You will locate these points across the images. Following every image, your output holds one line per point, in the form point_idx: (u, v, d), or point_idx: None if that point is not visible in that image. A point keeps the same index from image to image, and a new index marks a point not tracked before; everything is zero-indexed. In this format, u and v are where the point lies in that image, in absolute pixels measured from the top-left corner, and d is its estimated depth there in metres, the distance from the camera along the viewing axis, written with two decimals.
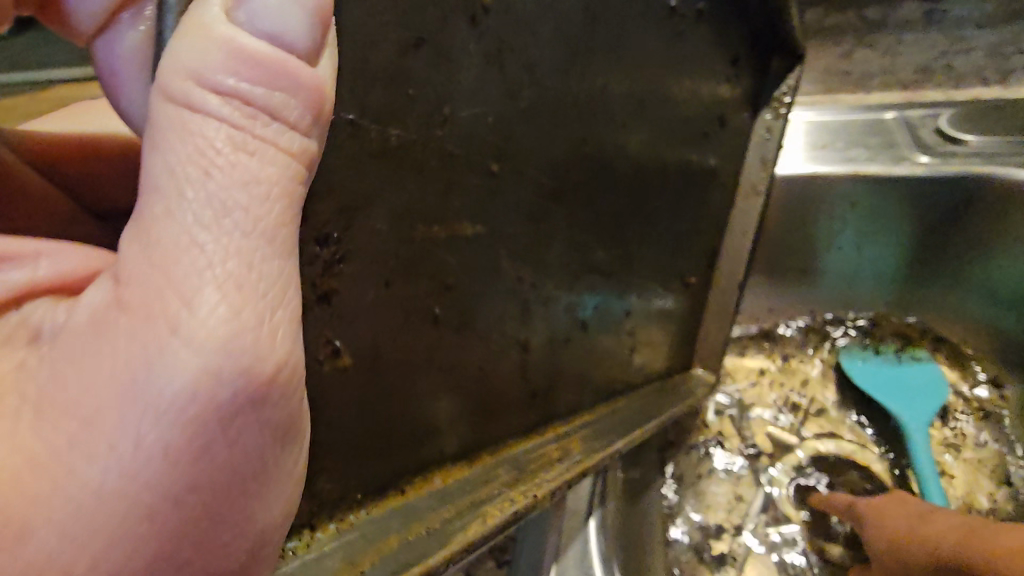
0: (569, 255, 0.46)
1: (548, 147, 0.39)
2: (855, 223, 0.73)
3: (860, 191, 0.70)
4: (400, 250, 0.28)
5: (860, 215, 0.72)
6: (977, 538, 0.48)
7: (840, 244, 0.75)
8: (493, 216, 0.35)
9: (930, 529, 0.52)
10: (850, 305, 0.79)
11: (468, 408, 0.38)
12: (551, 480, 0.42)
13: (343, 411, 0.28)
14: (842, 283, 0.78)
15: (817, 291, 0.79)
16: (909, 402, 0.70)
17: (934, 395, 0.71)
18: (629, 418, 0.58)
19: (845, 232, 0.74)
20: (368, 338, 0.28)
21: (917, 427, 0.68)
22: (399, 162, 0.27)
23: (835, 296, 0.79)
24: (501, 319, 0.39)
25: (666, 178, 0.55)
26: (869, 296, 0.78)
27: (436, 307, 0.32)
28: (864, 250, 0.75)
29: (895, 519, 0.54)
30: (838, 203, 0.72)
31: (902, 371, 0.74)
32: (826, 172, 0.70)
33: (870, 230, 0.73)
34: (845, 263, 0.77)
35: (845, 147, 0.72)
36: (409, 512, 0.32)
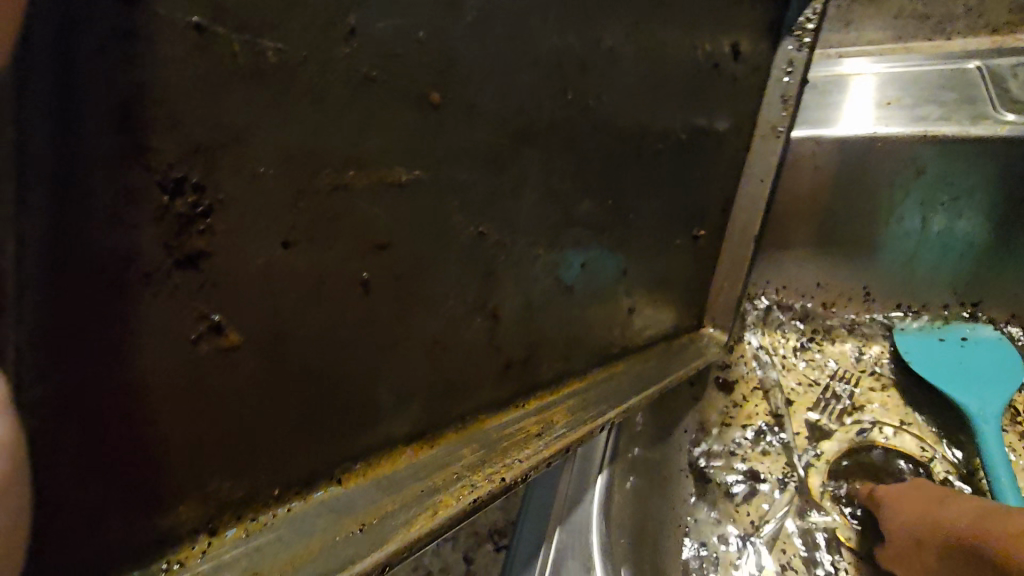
0: (548, 207, 0.40)
1: (511, 77, 0.33)
2: (921, 188, 0.59)
3: (928, 154, 0.58)
4: (300, 201, 0.23)
5: (928, 181, 0.59)
6: (990, 517, 0.45)
7: (903, 215, 0.61)
8: (440, 159, 0.29)
9: (944, 511, 0.49)
10: (910, 290, 0.67)
11: (420, 387, 0.33)
12: (523, 461, 0.37)
13: (238, 400, 0.23)
14: (902, 260, 0.65)
15: (875, 268, 0.66)
16: (976, 391, 0.62)
17: (1005, 381, 0.63)
18: (632, 382, 0.52)
19: (908, 199, 0.60)
20: (265, 311, 0.23)
21: (987, 418, 0.60)
22: (281, 84, 0.21)
23: (893, 278, 0.66)
24: (457, 282, 0.33)
25: (672, 127, 0.49)
26: (931, 282, 0.66)
27: (364, 272, 0.27)
28: (931, 223, 0.61)
29: (909, 507, 0.51)
30: (900, 168, 0.59)
31: (968, 354, 0.65)
32: (889, 132, 0.58)
33: (940, 196, 0.59)
34: (906, 240, 0.63)
35: (913, 102, 0.60)
36: (341, 507, 0.27)
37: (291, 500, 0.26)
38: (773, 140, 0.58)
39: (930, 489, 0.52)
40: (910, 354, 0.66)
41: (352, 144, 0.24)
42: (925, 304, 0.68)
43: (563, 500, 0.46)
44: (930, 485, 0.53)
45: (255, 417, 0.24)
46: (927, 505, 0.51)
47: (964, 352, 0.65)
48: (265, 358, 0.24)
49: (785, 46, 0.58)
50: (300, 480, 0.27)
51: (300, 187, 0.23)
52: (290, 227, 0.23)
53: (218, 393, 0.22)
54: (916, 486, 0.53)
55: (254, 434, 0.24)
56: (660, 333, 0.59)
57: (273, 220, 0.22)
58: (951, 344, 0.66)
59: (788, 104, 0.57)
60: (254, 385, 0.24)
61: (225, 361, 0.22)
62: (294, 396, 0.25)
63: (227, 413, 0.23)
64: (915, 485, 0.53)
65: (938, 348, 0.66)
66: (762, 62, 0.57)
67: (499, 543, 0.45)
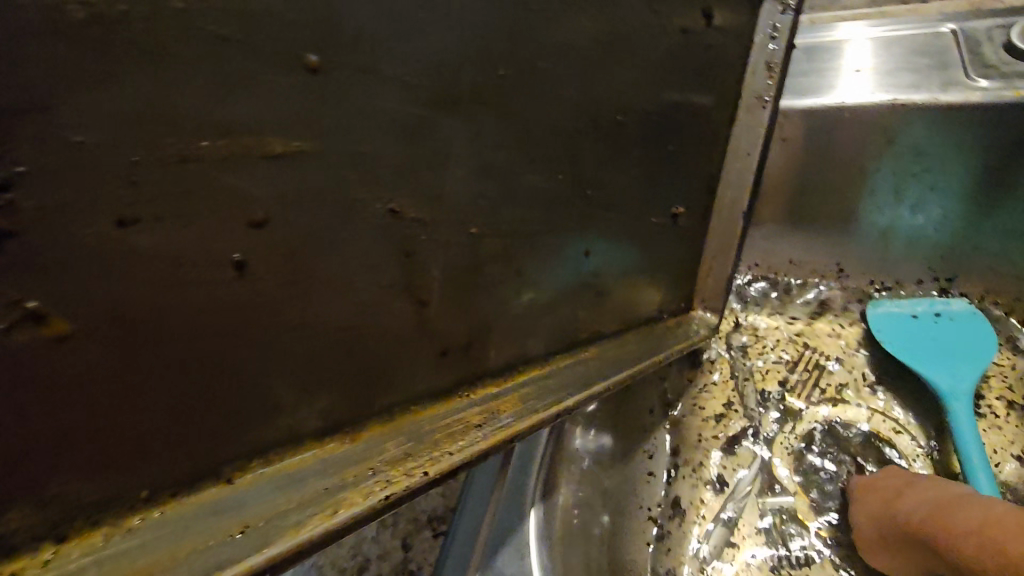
0: (486, 184, 0.35)
1: (420, 35, 0.28)
2: (892, 158, 0.58)
3: (898, 124, 0.56)
4: (135, 174, 0.21)
5: (900, 153, 0.58)
6: (946, 511, 0.48)
7: (876, 189, 0.61)
8: (329, 125, 0.26)
9: (908, 496, 0.53)
10: (884, 266, 0.67)
11: (328, 377, 0.30)
12: (453, 454, 0.33)
13: (80, 393, 0.22)
14: (878, 235, 0.64)
15: (852, 246, 0.66)
16: (950, 368, 0.63)
17: (982, 355, 0.63)
18: (603, 365, 0.48)
19: (881, 171, 0.59)
20: (103, 298, 0.21)
21: (959, 396, 0.61)
22: (93, 41, 0.19)
23: (869, 254, 0.66)
24: (368, 263, 0.30)
25: (639, 95, 0.43)
26: (906, 256, 0.66)
27: (236, 252, 0.24)
28: (903, 195, 0.60)
29: (870, 500, 0.55)
30: (870, 140, 0.58)
31: (943, 330, 0.65)
32: (856, 102, 0.56)
33: (912, 167, 0.58)
34: (880, 213, 0.62)
35: (886, 68, 0.57)
36: (223, 508, 0.26)
37: (163, 503, 0.25)
38: (759, 111, 0.53)
39: (890, 478, 0.56)
40: (882, 333, 0.66)
41: (201, 111, 0.22)
42: (899, 279, 0.68)
43: (503, 499, 0.48)
44: (891, 474, 0.57)
45: (103, 411, 0.23)
46: (886, 496, 0.54)
47: (938, 329, 0.65)
48: (108, 348, 0.22)
49: (766, 11, 0.52)
50: (174, 480, 0.25)
51: (135, 158, 0.21)
52: (125, 204, 0.21)
53: (53, 386, 0.21)
54: (880, 477, 0.57)
55: (105, 430, 0.23)
56: (637, 315, 0.54)
57: (103, 196, 0.21)
58: (926, 319, 0.66)
59: (772, 74, 0.53)
60: (99, 377, 0.22)
61: (54, 352, 0.21)
62: (155, 389, 0.24)
63: (66, 408, 0.22)
64: (878, 476, 0.57)
65: (913, 325, 0.66)
66: (743, 22, 0.50)
67: (436, 529, 0.48)
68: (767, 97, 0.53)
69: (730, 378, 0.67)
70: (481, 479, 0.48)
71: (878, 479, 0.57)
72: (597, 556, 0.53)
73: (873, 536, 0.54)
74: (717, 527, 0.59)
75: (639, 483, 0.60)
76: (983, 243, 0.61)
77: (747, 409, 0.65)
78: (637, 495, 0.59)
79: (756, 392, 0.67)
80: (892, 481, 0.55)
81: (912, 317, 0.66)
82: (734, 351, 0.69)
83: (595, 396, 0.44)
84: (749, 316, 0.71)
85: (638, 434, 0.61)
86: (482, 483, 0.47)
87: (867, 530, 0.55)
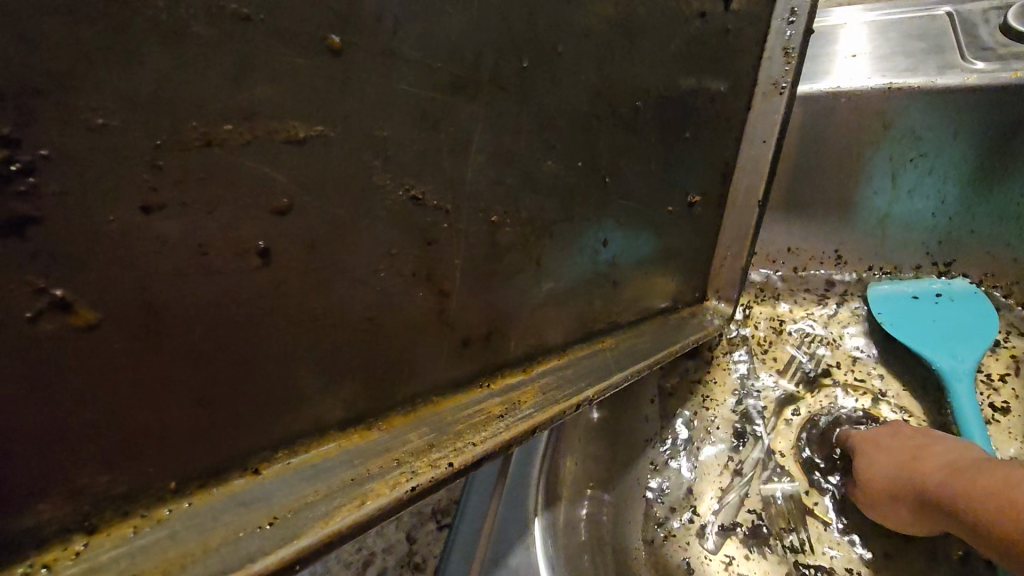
0: (505, 171, 0.34)
1: (440, 17, 0.28)
2: (889, 143, 0.61)
3: (896, 108, 0.59)
4: (159, 158, 0.21)
5: (896, 137, 0.60)
6: (966, 476, 0.46)
7: (873, 174, 0.63)
8: (348, 110, 0.26)
9: (922, 465, 0.50)
10: (882, 252, 0.68)
11: (351, 367, 0.30)
12: (476, 445, 0.33)
13: (106, 383, 0.21)
14: (876, 221, 0.66)
15: (848, 232, 0.68)
16: (951, 348, 0.63)
17: (983, 335, 0.63)
18: (622, 357, 0.47)
19: (878, 157, 0.62)
20: (128, 286, 0.21)
21: (960, 375, 0.61)
22: (109, 21, 0.19)
23: (867, 240, 0.68)
24: (388, 251, 0.29)
25: (657, 79, 0.42)
26: (902, 243, 0.67)
27: (260, 240, 0.24)
28: (900, 180, 0.63)
29: (885, 461, 0.53)
30: (867, 125, 0.61)
31: (943, 312, 0.65)
32: (851, 87, 0.60)
33: (908, 152, 0.61)
34: (878, 199, 0.64)
35: (881, 54, 0.61)
36: (252, 500, 0.25)
37: (191, 495, 0.24)
38: (775, 98, 0.52)
39: (907, 438, 0.54)
40: (882, 315, 0.67)
41: (223, 93, 0.22)
42: (897, 265, 0.68)
43: (506, 496, 0.48)
44: (908, 433, 0.54)
45: (129, 402, 0.22)
46: (904, 458, 0.52)
47: (939, 310, 0.65)
48: (134, 337, 0.22)
49: None
50: (200, 473, 0.25)
51: (158, 142, 0.20)
52: (149, 190, 0.21)
53: (79, 375, 0.21)
54: (896, 435, 0.55)
55: (132, 420, 0.22)
56: (654, 305, 0.53)
57: (126, 181, 0.20)
58: (928, 300, 0.66)
59: (789, 60, 0.51)
60: (125, 367, 0.22)
61: (81, 339, 0.20)
62: (181, 380, 0.23)
63: (93, 397, 0.21)
64: (893, 434, 0.55)
65: (914, 305, 0.66)
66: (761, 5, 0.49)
67: (440, 521, 0.47)
68: (784, 84, 0.52)
69: (735, 366, 0.68)
70: (482, 477, 0.48)
71: (894, 437, 0.55)
72: (603, 545, 0.53)
73: (883, 496, 0.53)
74: (719, 515, 0.59)
75: (641, 474, 0.61)
76: (978, 227, 0.63)
77: (750, 397, 0.66)
78: (638, 485, 0.60)
79: (758, 380, 0.67)
80: (909, 441, 0.53)
81: (914, 298, 0.66)
82: (739, 339, 0.69)
83: (615, 386, 0.44)
84: (756, 305, 0.71)
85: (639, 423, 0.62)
86: (484, 481, 0.48)
87: (877, 489, 0.53)
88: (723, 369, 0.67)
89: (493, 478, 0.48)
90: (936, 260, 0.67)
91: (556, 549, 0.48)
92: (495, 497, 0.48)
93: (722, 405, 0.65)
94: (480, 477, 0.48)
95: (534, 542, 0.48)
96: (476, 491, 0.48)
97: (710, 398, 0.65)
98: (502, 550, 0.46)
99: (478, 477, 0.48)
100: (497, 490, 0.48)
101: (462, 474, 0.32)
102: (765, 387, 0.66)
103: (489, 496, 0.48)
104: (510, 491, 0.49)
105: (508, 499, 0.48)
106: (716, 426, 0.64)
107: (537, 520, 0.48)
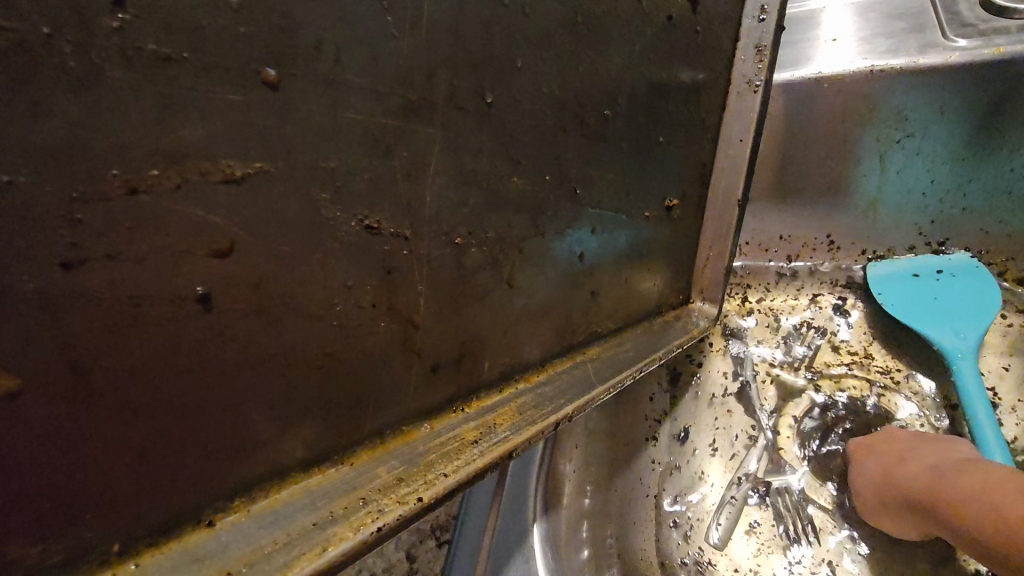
0: (466, 190, 0.33)
1: (385, 39, 0.27)
2: (876, 125, 0.61)
3: (880, 91, 0.59)
4: (77, 212, 0.20)
5: (882, 119, 0.60)
6: (944, 480, 0.47)
7: (862, 157, 0.63)
8: (291, 144, 0.24)
9: (906, 467, 0.51)
10: (874, 234, 0.67)
11: (309, 408, 0.28)
12: (448, 476, 0.32)
13: (33, 448, 0.20)
14: (866, 204, 0.66)
15: (839, 216, 0.67)
16: (953, 325, 0.62)
17: (986, 311, 0.61)
18: (605, 366, 0.46)
19: (864, 138, 0.62)
20: (51, 347, 0.20)
21: (964, 354, 0.60)
22: (12, 78, 0.18)
23: (858, 224, 0.67)
24: (344, 284, 0.28)
25: (622, 86, 0.41)
26: (895, 224, 0.66)
27: (199, 287, 0.23)
28: (888, 163, 0.62)
29: (875, 464, 0.54)
30: (852, 110, 0.61)
31: (944, 288, 0.64)
32: (833, 72, 0.60)
33: (895, 132, 0.60)
34: (867, 181, 0.64)
35: (862, 35, 0.60)
36: (205, 556, 0.25)
37: (138, 555, 0.24)
38: (749, 96, 0.51)
39: (901, 442, 0.54)
40: (882, 296, 0.66)
41: (146, 138, 0.20)
42: (891, 247, 0.67)
43: (506, 502, 0.48)
44: (904, 438, 0.55)
45: (62, 467, 0.21)
46: (893, 461, 0.53)
47: (940, 287, 0.64)
48: (64, 400, 0.21)
49: None
50: (147, 531, 0.24)
51: (76, 194, 0.19)
52: (70, 246, 0.20)
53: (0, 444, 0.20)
54: (890, 440, 0.55)
55: (65, 486, 0.21)
56: (638, 310, 0.53)
57: (42, 238, 0.19)
58: (928, 277, 0.65)
59: (762, 57, 0.50)
60: (54, 431, 0.21)
61: (1, 407, 0.19)
62: (118, 439, 0.22)
63: (20, 467, 0.20)
64: (889, 439, 0.56)
65: (914, 283, 0.65)
66: (729, 5, 0.49)
67: (440, 538, 0.44)
68: (758, 82, 0.51)
69: (735, 359, 0.67)
70: (481, 490, 0.47)
71: (887, 441, 0.55)
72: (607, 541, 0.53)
73: (874, 499, 0.53)
74: (722, 513, 0.59)
75: (643, 469, 0.59)
76: (972, 202, 0.62)
77: (748, 390, 0.65)
78: (641, 482, 0.59)
79: (759, 370, 0.66)
80: (900, 446, 0.54)
81: (913, 276, 0.65)
82: (735, 333, 0.69)
83: (600, 397, 0.43)
84: (746, 297, 0.71)
85: (639, 423, 0.60)
86: (484, 492, 0.47)
87: (869, 493, 0.54)
88: (721, 361, 0.66)
89: (491, 491, 0.47)
90: (929, 238, 0.65)
91: (558, 555, 0.49)
92: (493, 508, 0.47)
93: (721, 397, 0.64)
94: (478, 491, 0.47)
95: (535, 551, 0.48)
96: (475, 506, 0.46)
97: (711, 388, 0.65)
98: (503, 560, 0.46)
99: (476, 490, 0.47)
100: (496, 503, 0.47)
101: (430, 509, 0.31)
102: (765, 379, 0.65)
103: (489, 507, 0.47)
104: (508, 503, 0.48)
105: (507, 509, 0.48)
106: (714, 423, 0.63)
107: (536, 528, 0.49)
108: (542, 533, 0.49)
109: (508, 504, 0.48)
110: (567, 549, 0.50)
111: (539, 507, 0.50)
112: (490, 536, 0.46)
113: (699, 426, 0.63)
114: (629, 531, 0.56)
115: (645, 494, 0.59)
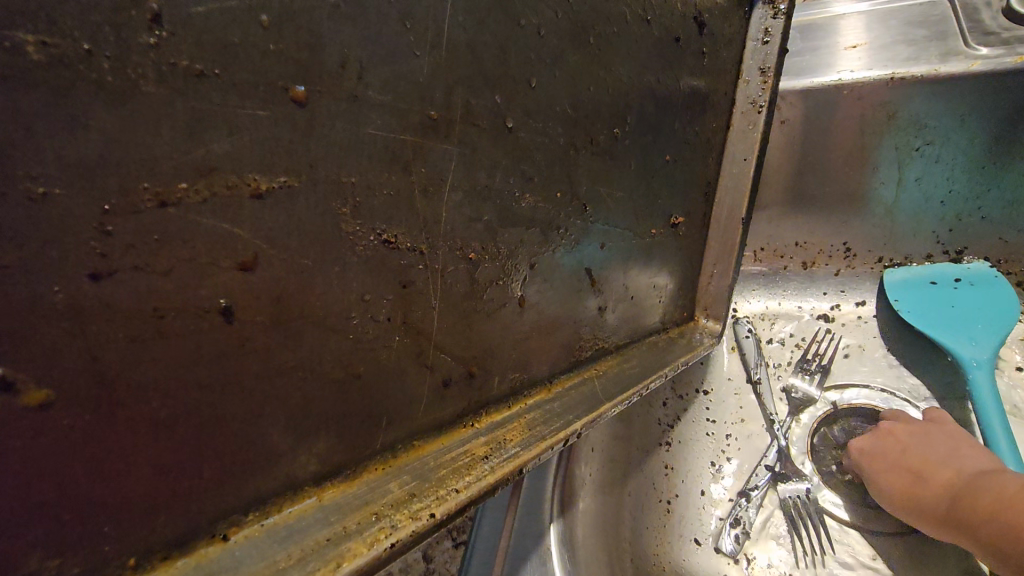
0: (478, 206, 0.33)
1: (406, 58, 0.27)
2: (895, 132, 0.61)
3: (899, 98, 0.59)
4: (109, 223, 0.20)
5: (901, 127, 0.61)
6: (969, 492, 0.46)
7: (881, 163, 0.63)
8: (313, 157, 0.25)
9: (927, 488, 0.51)
10: (891, 243, 0.67)
11: (322, 422, 0.28)
12: (459, 493, 0.31)
13: (53, 462, 0.20)
14: (882, 213, 0.66)
15: (857, 225, 0.68)
16: (971, 333, 0.61)
17: (1004, 321, 0.61)
18: (618, 379, 0.46)
19: (884, 146, 0.62)
20: (78, 359, 0.20)
21: (979, 364, 0.59)
22: (50, 90, 0.18)
23: (875, 231, 0.67)
24: (361, 297, 0.28)
25: (631, 104, 0.42)
26: (913, 232, 0.66)
27: (221, 299, 0.23)
28: (907, 171, 0.63)
29: (885, 481, 0.53)
30: (870, 118, 0.61)
31: (962, 296, 0.63)
32: (854, 78, 0.60)
33: (914, 140, 0.61)
34: (885, 189, 0.65)
35: (882, 42, 0.60)
36: (219, 570, 0.24)
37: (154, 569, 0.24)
38: (754, 116, 0.52)
39: (907, 452, 0.53)
40: (898, 302, 0.65)
41: (178, 152, 0.21)
42: (908, 255, 0.67)
43: (527, 499, 0.52)
44: (908, 446, 0.53)
45: (81, 480, 0.21)
46: (906, 481, 0.52)
47: (958, 296, 0.63)
48: (88, 410, 0.21)
49: (757, 17, 0.52)
50: (163, 545, 0.24)
51: (107, 206, 0.20)
52: (99, 257, 0.20)
53: (23, 456, 0.20)
54: (897, 450, 0.54)
55: (84, 499, 0.21)
56: (644, 327, 0.53)
57: (74, 249, 0.19)
58: (947, 286, 0.64)
59: (766, 77, 0.52)
60: (76, 443, 0.21)
61: (30, 419, 0.19)
62: (138, 451, 0.22)
63: (42, 480, 0.20)
64: (891, 449, 0.55)
65: (932, 289, 0.65)
66: (733, 29, 0.50)
67: (457, 538, 0.47)
68: (762, 102, 0.52)
69: (746, 361, 0.67)
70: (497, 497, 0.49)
71: (893, 451, 0.54)
72: (624, 549, 0.56)
73: (898, 509, 0.53)
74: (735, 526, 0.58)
75: (655, 477, 0.62)
76: (992, 210, 0.62)
77: (759, 399, 0.65)
78: (654, 489, 0.61)
79: (769, 376, 0.66)
80: (906, 458, 0.53)
81: (931, 284, 0.65)
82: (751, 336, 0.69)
83: (612, 409, 0.42)
84: (758, 304, 0.72)
85: (653, 428, 0.64)
86: (501, 497, 0.49)
87: (892, 505, 0.53)
88: (732, 366, 0.67)
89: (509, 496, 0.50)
90: (950, 244, 0.65)
91: (574, 556, 0.52)
92: (510, 509, 0.50)
93: (733, 406, 0.65)
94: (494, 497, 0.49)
95: (552, 553, 0.51)
96: (490, 509, 0.49)
97: (720, 396, 0.66)
98: (518, 563, 0.49)
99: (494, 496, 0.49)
100: (513, 503, 0.50)
101: (442, 525, 0.30)
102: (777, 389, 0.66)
103: (504, 510, 0.49)
104: (527, 504, 0.52)
105: (524, 512, 0.51)
106: (724, 426, 0.64)
107: (554, 527, 0.52)
108: (560, 533, 0.52)
109: (526, 507, 0.51)
110: (585, 555, 0.52)
111: (556, 510, 0.53)
112: (507, 537, 0.49)
113: (712, 434, 0.64)
114: (641, 536, 0.58)
115: (659, 499, 0.61)
